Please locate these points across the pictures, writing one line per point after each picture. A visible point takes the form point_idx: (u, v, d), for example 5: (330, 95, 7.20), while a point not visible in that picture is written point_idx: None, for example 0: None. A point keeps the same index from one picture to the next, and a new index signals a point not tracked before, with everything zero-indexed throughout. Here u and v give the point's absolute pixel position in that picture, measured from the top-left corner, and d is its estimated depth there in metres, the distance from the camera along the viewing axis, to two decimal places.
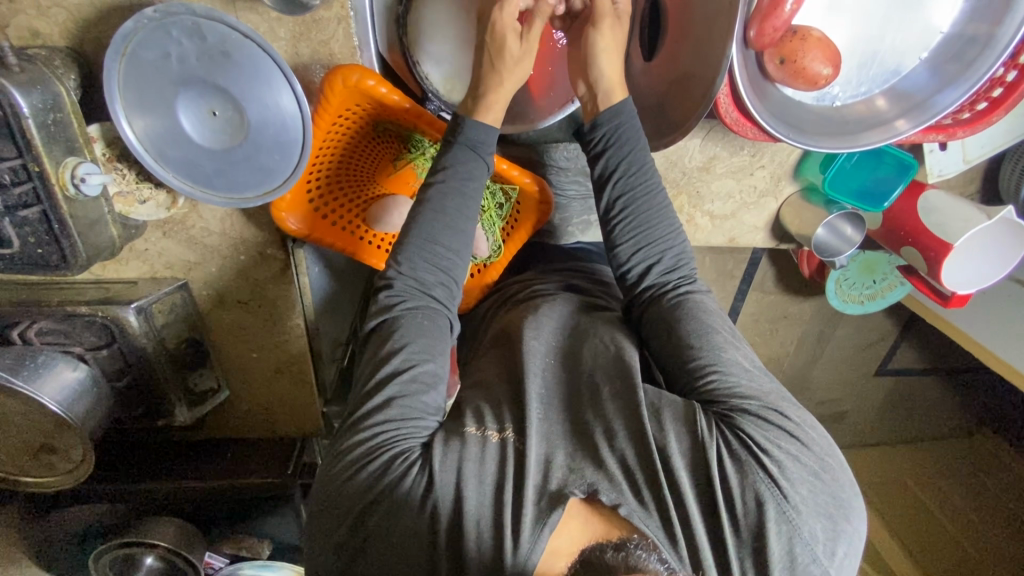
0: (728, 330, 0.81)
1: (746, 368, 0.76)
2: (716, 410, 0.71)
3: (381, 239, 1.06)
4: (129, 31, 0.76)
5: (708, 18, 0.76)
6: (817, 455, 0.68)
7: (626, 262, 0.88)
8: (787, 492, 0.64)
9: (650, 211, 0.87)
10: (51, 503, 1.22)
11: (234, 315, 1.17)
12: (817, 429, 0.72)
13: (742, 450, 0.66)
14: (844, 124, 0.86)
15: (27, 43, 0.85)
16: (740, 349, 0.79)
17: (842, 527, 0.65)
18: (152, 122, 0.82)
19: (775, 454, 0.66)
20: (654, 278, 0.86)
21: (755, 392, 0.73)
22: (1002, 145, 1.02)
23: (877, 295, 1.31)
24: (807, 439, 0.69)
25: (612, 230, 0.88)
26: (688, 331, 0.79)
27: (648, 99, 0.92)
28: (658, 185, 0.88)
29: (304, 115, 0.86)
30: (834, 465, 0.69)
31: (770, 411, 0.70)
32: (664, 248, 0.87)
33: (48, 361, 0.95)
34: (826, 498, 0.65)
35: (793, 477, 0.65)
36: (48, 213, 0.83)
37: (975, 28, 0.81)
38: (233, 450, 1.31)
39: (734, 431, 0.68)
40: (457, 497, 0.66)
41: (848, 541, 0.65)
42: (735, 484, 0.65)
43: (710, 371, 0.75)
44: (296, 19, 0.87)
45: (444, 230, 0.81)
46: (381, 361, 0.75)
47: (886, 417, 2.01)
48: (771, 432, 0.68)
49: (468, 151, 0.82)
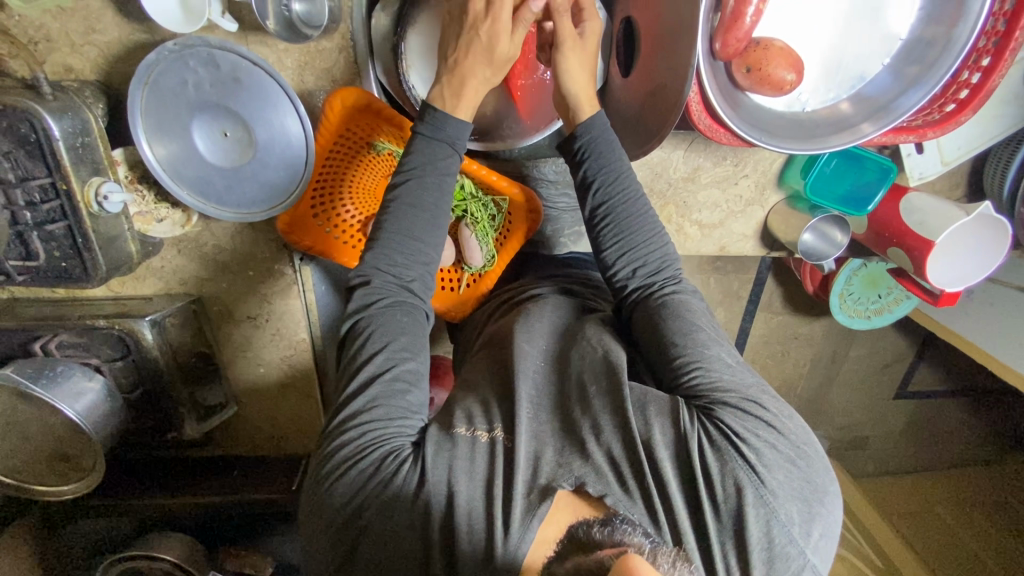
0: (712, 329, 0.78)
1: (729, 364, 0.73)
2: (697, 404, 0.68)
3: (355, 238, 1.04)
4: (152, 62, 0.85)
5: (675, 31, 0.82)
6: (794, 443, 0.65)
7: (612, 262, 0.86)
8: (765, 477, 0.61)
9: (634, 210, 0.86)
10: (62, 516, 1.25)
11: (242, 330, 1.22)
12: (795, 418, 0.68)
13: (721, 439, 0.63)
14: (814, 127, 0.91)
15: (61, 77, 0.94)
16: (724, 347, 0.76)
17: (818, 510, 0.63)
18: (172, 147, 0.91)
19: (753, 441, 0.63)
20: (639, 278, 0.85)
21: (737, 386, 0.69)
22: (977, 146, 1.06)
23: (884, 308, 1.37)
24: (784, 428, 0.66)
25: (597, 238, 0.88)
26: (672, 328, 0.76)
27: (630, 111, 0.97)
28: (641, 191, 0.87)
29: (306, 136, 0.94)
30: (812, 454, 0.65)
31: (751, 402, 0.67)
32: (648, 251, 0.85)
33: (65, 371, 0.99)
34: (803, 482, 0.63)
35: (770, 463, 0.62)
36: (73, 228, 0.90)
37: (933, 32, 0.86)
38: (239, 467, 1.33)
39: (713, 421, 0.65)
40: (449, 492, 0.64)
41: (825, 524, 0.63)
42: (715, 471, 0.62)
43: (694, 367, 0.72)
44: (301, 48, 0.95)
45: (419, 223, 0.80)
46: (361, 364, 0.73)
47: (909, 441, 1.95)
48: (750, 422, 0.65)
49: (435, 142, 0.81)
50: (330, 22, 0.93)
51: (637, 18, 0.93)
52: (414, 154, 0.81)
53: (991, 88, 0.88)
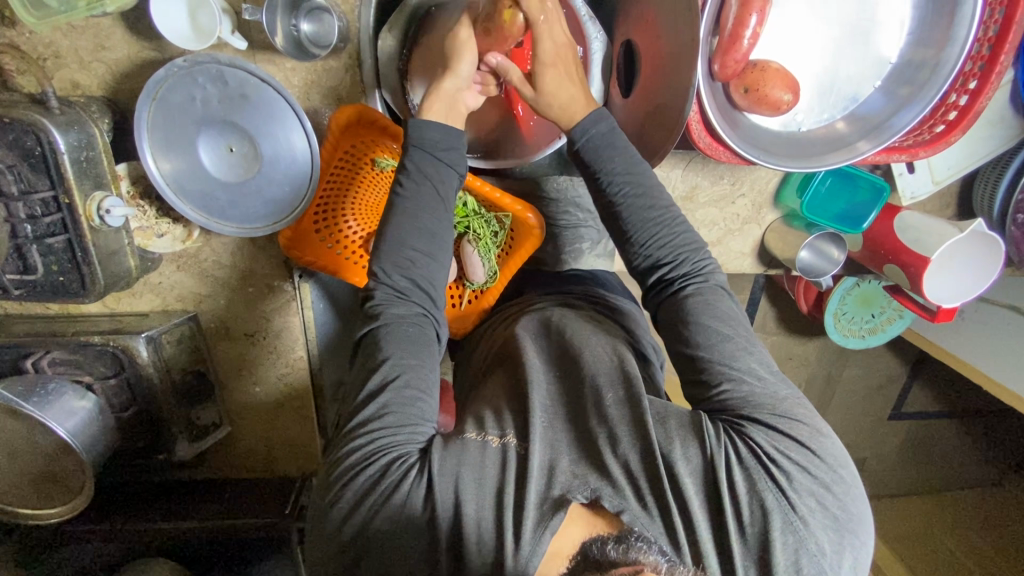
0: (742, 332, 0.76)
1: (759, 376, 0.72)
2: (725, 419, 0.68)
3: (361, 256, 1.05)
4: (161, 78, 0.86)
5: (674, 53, 0.85)
6: (830, 467, 0.64)
7: (636, 257, 0.84)
8: (796, 503, 0.61)
9: (653, 209, 0.84)
10: (40, 541, 1.20)
11: (239, 347, 1.20)
12: (833, 439, 0.67)
13: (752, 458, 0.63)
14: (811, 147, 0.94)
15: (68, 93, 0.95)
16: (754, 354, 0.74)
17: (850, 540, 0.62)
18: (177, 163, 0.91)
19: (786, 464, 0.62)
20: (665, 274, 0.82)
21: (768, 401, 0.69)
22: (966, 166, 1.09)
23: (877, 328, 1.38)
24: (820, 450, 0.65)
25: (615, 232, 0.86)
26: (699, 337, 0.75)
27: (628, 132, 1.00)
28: (654, 188, 0.85)
29: (313, 151, 0.95)
30: (847, 478, 0.64)
31: (783, 419, 0.67)
32: (665, 247, 0.83)
33: (57, 389, 0.97)
34: (836, 510, 0.62)
35: (802, 488, 0.62)
36: (73, 242, 0.89)
37: (922, 54, 0.90)
38: (231, 491, 1.29)
39: (742, 439, 0.64)
40: (457, 504, 0.63)
41: (856, 555, 0.62)
42: (743, 493, 0.61)
43: (723, 380, 0.72)
44: (309, 67, 0.97)
45: (415, 234, 0.79)
46: (369, 373, 0.73)
47: (905, 463, 1.94)
48: (783, 442, 0.64)
49: (422, 153, 0.81)
50: (338, 41, 0.95)
51: (637, 40, 0.96)
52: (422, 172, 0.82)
53: (979, 110, 0.91)
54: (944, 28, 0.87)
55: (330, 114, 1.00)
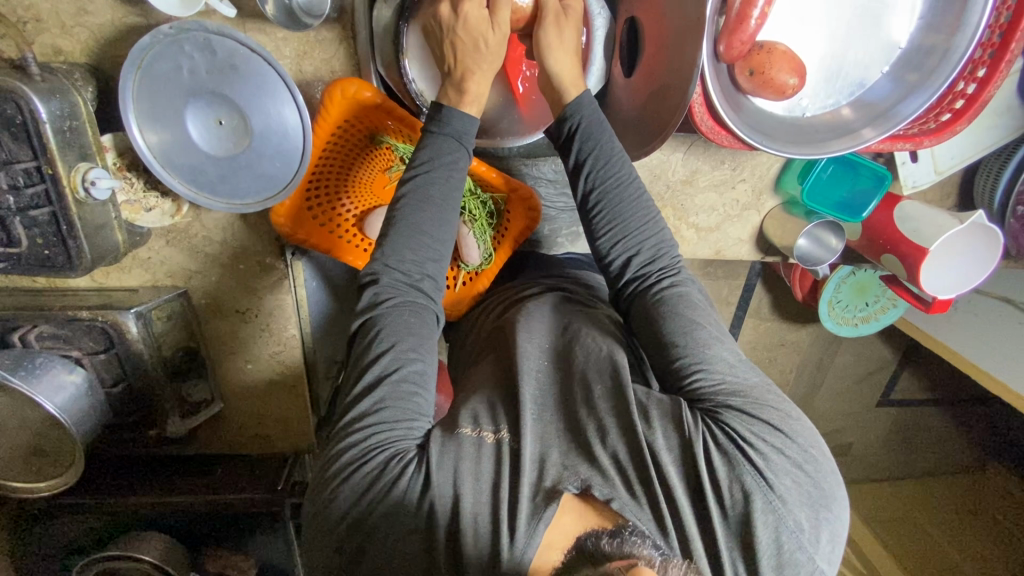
0: (711, 323, 0.77)
1: (731, 363, 0.73)
2: (701, 408, 0.68)
3: (362, 239, 1.07)
4: (146, 46, 0.83)
5: (681, 30, 0.82)
6: (802, 447, 0.64)
7: (607, 254, 0.85)
8: (773, 483, 0.61)
9: (628, 200, 0.84)
10: (32, 517, 1.20)
11: (231, 324, 1.18)
12: (802, 420, 0.68)
13: (729, 444, 0.63)
14: (815, 132, 0.92)
15: (50, 59, 0.91)
16: (724, 343, 0.75)
17: (826, 516, 0.62)
18: (165, 134, 0.88)
19: (760, 446, 0.63)
20: (636, 270, 0.83)
21: (740, 387, 0.69)
22: (970, 157, 1.08)
23: (870, 316, 1.38)
24: (791, 431, 0.65)
25: (587, 222, 0.86)
26: (671, 329, 0.75)
27: (631, 113, 0.97)
28: (634, 176, 0.85)
29: (304, 127, 0.92)
30: (819, 457, 0.65)
31: (755, 405, 0.67)
32: (642, 239, 0.84)
33: (45, 362, 0.96)
34: (810, 487, 0.63)
35: (778, 468, 0.62)
36: (57, 215, 0.87)
37: (933, 40, 0.88)
38: (224, 465, 1.30)
39: (719, 425, 0.64)
40: (454, 496, 0.63)
41: (832, 530, 0.63)
42: (722, 476, 0.62)
43: (696, 368, 0.72)
44: (301, 38, 0.94)
45: (425, 219, 0.78)
46: (367, 364, 0.72)
47: (890, 448, 1.97)
48: (756, 426, 0.64)
49: (444, 137, 0.81)
50: (332, 11, 0.92)
51: (641, 18, 0.94)
52: (423, 151, 0.81)
53: (986, 99, 0.89)
54: (956, 14, 0.85)
55: (323, 87, 0.97)
